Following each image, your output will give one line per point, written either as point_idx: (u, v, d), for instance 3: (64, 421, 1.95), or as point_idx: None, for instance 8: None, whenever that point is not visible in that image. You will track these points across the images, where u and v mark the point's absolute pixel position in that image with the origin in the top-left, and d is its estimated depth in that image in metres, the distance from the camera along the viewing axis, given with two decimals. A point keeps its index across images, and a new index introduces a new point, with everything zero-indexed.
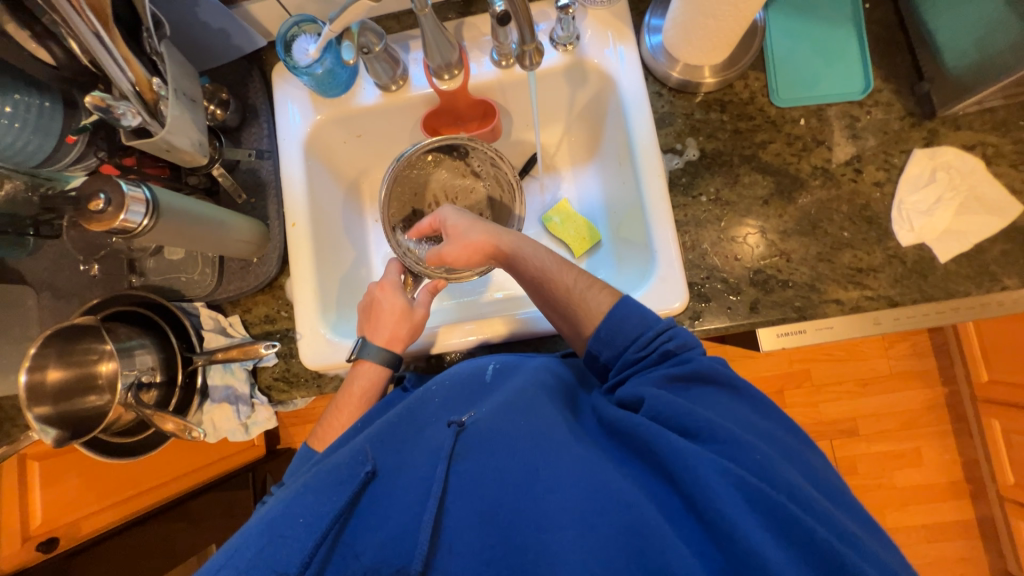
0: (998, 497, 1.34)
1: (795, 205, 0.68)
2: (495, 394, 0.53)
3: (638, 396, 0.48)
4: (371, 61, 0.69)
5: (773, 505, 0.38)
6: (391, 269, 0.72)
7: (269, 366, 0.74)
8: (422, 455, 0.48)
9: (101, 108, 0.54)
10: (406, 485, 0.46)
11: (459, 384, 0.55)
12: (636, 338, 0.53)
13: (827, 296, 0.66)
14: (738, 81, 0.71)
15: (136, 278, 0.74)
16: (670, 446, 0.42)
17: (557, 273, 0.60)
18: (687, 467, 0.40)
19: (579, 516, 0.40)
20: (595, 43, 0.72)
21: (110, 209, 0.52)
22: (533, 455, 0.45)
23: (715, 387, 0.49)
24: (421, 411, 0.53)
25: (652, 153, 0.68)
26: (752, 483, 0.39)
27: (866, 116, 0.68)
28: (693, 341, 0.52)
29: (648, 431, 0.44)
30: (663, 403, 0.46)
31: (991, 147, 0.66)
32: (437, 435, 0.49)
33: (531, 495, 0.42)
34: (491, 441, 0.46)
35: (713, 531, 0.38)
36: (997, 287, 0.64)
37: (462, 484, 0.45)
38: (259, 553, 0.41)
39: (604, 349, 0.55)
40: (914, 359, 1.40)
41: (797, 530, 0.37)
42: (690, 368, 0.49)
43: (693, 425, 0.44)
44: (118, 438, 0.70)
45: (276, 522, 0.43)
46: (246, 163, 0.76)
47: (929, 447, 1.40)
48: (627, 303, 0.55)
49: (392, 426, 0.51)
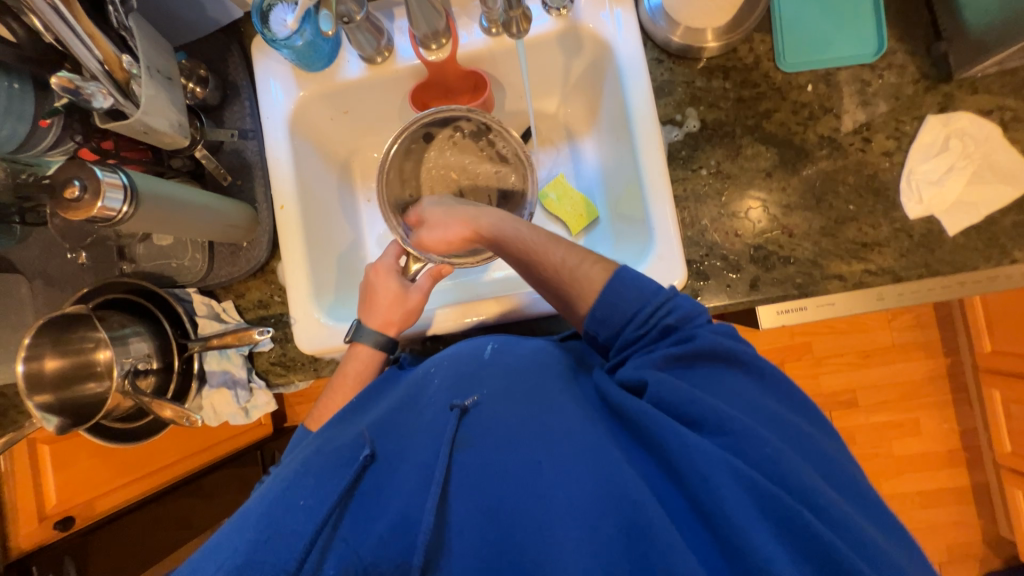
0: (994, 465, 1.36)
1: (799, 176, 0.65)
2: (494, 376, 0.52)
3: (641, 378, 0.47)
4: (353, 31, 0.65)
5: (782, 506, 0.38)
6: (389, 252, 0.70)
7: (265, 351, 0.74)
8: (424, 441, 0.48)
9: (70, 90, 0.52)
10: (408, 473, 0.46)
11: (457, 363, 0.55)
12: (634, 316, 0.51)
13: (830, 272, 0.64)
14: (742, 44, 0.67)
15: (126, 265, 0.73)
16: (675, 439, 0.42)
17: (547, 247, 0.57)
18: (695, 471, 0.40)
19: (584, 512, 0.40)
20: (590, 6, 0.67)
21: (87, 196, 0.50)
22: (536, 446, 0.44)
23: (721, 365, 0.48)
24: (422, 397, 0.53)
25: (651, 124, 0.65)
26: (752, 479, 0.39)
27: (878, 80, 0.65)
28: (694, 311, 0.51)
29: (654, 420, 0.44)
30: (668, 388, 0.45)
31: (1009, 112, 0.62)
32: (437, 418, 0.49)
33: (533, 488, 0.42)
34: (494, 430, 0.46)
35: (716, 531, 0.38)
36: (1006, 260, 0.61)
37: (463, 474, 0.44)
38: (257, 537, 0.41)
39: (601, 329, 0.53)
40: (918, 331, 1.39)
41: (796, 522, 0.37)
42: (692, 347, 0.48)
43: (698, 415, 0.43)
44: (120, 423, 0.71)
45: (273, 509, 0.44)
46: (229, 144, 0.74)
47: (928, 417, 1.41)
48: (623, 278, 0.53)
49: (394, 414, 0.52)
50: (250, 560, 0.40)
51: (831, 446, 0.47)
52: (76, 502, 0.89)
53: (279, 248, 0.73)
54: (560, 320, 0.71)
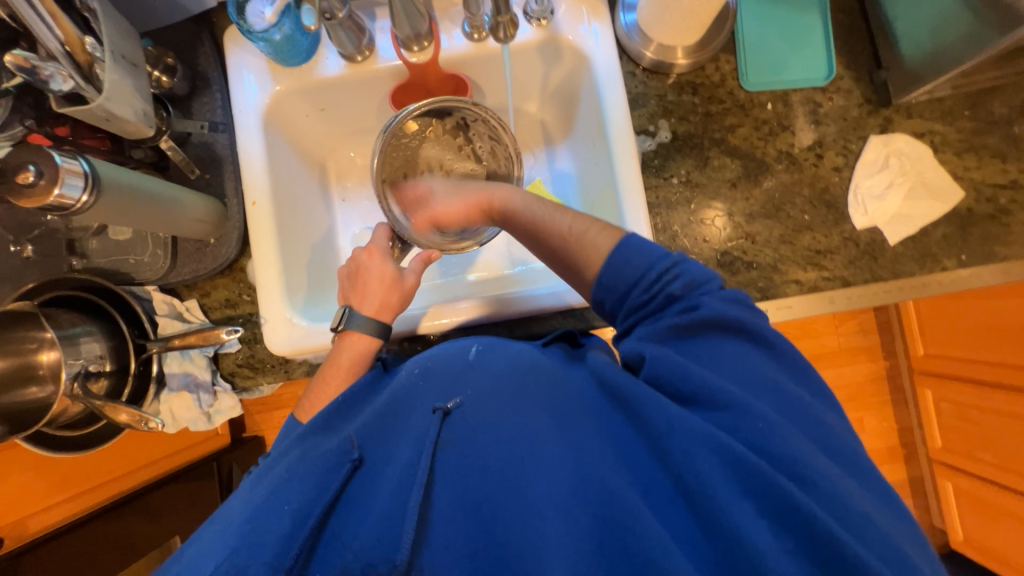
0: (928, 459, 1.48)
1: (760, 188, 0.70)
2: (480, 380, 0.50)
3: (641, 353, 0.49)
4: (334, 27, 0.64)
5: (765, 482, 0.39)
6: (380, 234, 0.71)
7: (231, 353, 0.71)
8: (409, 442, 0.47)
9: (25, 69, 0.49)
10: (392, 473, 0.46)
11: (445, 362, 0.53)
12: (642, 278, 0.51)
13: (788, 276, 0.69)
14: (709, 63, 0.71)
15: (76, 261, 0.68)
16: (661, 417, 0.43)
17: (554, 218, 0.58)
18: (680, 449, 0.42)
19: (565, 501, 0.42)
20: (569, 19, 0.70)
21: (43, 182, 0.47)
22: (518, 440, 0.45)
23: (728, 334, 0.48)
24: (408, 398, 0.51)
25: (626, 133, 0.68)
26: (732, 450, 0.40)
27: (828, 102, 0.71)
28: (702, 277, 0.50)
29: (645, 402, 0.45)
30: (665, 362, 0.47)
31: (938, 136, 0.70)
32: (421, 421, 0.48)
33: (516, 482, 0.43)
34: (478, 430, 0.46)
35: (694, 507, 0.40)
36: (938, 267, 0.68)
37: (448, 474, 0.45)
38: (242, 543, 0.41)
39: (607, 295, 0.53)
40: (860, 336, 1.51)
41: (773, 492, 0.39)
42: (696, 317, 0.48)
43: (691, 391, 0.45)
44: (65, 431, 0.66)
45: (260, 512, 0.43)
46: (198, 136, 0.71)
47: (871, 416, 1.52)
48: (628, 244, 0.52)
49: (382, 414, 0.50)
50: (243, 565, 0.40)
51: (837, 423, 0.46)
52: (7, 521, 0.80)
53: (250, 245, 0.71)
54: (540, 320, 0.72)
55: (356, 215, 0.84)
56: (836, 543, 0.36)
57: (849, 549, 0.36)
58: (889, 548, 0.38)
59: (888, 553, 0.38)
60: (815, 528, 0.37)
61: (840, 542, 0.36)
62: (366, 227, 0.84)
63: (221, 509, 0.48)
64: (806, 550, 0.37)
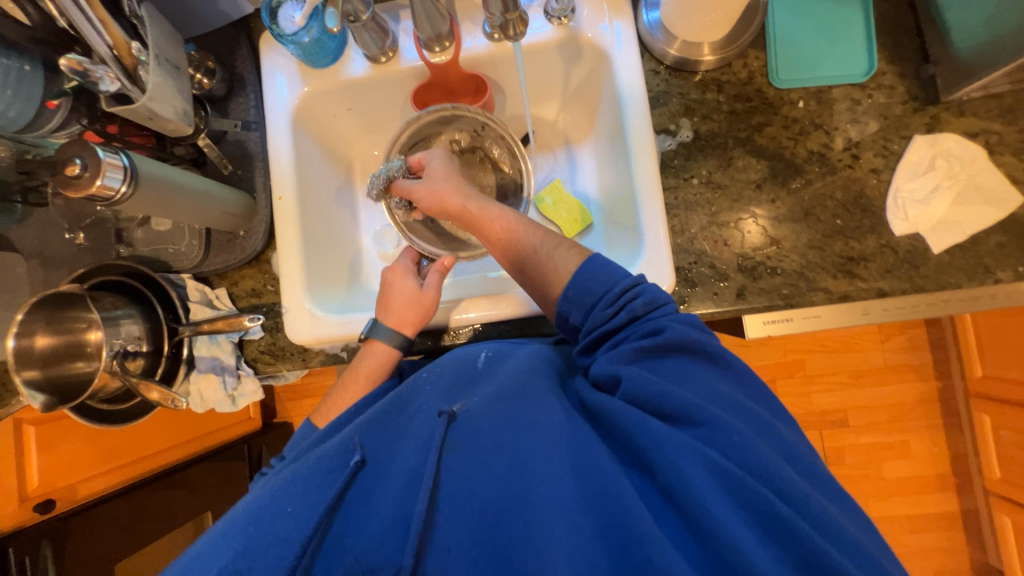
0: (984, 491, 1.35)
1: (789, 190, 0.66)
2: (489, 384, 0.51)
3: (615, 374, 0.47)
4: (359, 29, 0.66)
5: (748, 492, 0.39)
6: (406, 256, 0.74)
7: (255, 340, 0.75)
8: (413, 445, 0.48)
9: (79, 72, 0.53)
10: (397, 475, 0.47)
11: (452, 370, 0.54)
12: (602, 296, 0.52)
13: (816, 284, 0.65)
14: (737, 59, 0.69)
15: (123, 248, 0.74)
16: (646, 433, 0.42)
17: (551, 257, 0.59)
18: (666, 459, 0.40)
19: (569, 507, 0.41)
20: (590, 17, 0.69)
21: (87, 174, 0.51)
22: (523, 446, 0.45)
23: (687, 356, 0.48)
24: (414, 398, 0.53)
25: (645, 132, 0.66)
26: (722, 465, 0.39)
27: (868, 99, 0.66)
28: (665, 295, 0.51)
29: (624, 417, 0.44)
30: (640, 383, 0.45)
31: (994, 135, 0.64)
32: (427, 424, 0.49)
33: (519, 487, 0.43)
34: (483, 433, 0.46)
35: (686, 518, 0.39)
36: (990, 279, 0.62)
37: (453, 477, 0.45)
38: (245, 544, 0.43)
39: (572, 309, 0.54)
40: (910, 352, 1.39)
41: (770, 513, 0.38)
42: (661, 339, 0.47)
43: (671, 409, 0.43)
44: (105, 404, 0.71)
45: (264, 512, 0.45)
46: (232, 134, 0.75)
47: (919, 440, 1.41)
48: (595, 261, 0.54)
49: (382, 416, 0.51)
50: (241, 567, 0.42)
51: (786, 429, 0.47)
52: (59, 485, 0.88)
53: (275, 238, 0.74)
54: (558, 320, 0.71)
55: (378, 211, 0.87)
56: (794, 534, 0.37)
57: (827, 557, 0.36)
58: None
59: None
60: (798, 536, 0.37)
61: (822, 551, 0.36)
62: (388, 224, 0.86)
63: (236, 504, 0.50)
64: (789, 560, 0.37)
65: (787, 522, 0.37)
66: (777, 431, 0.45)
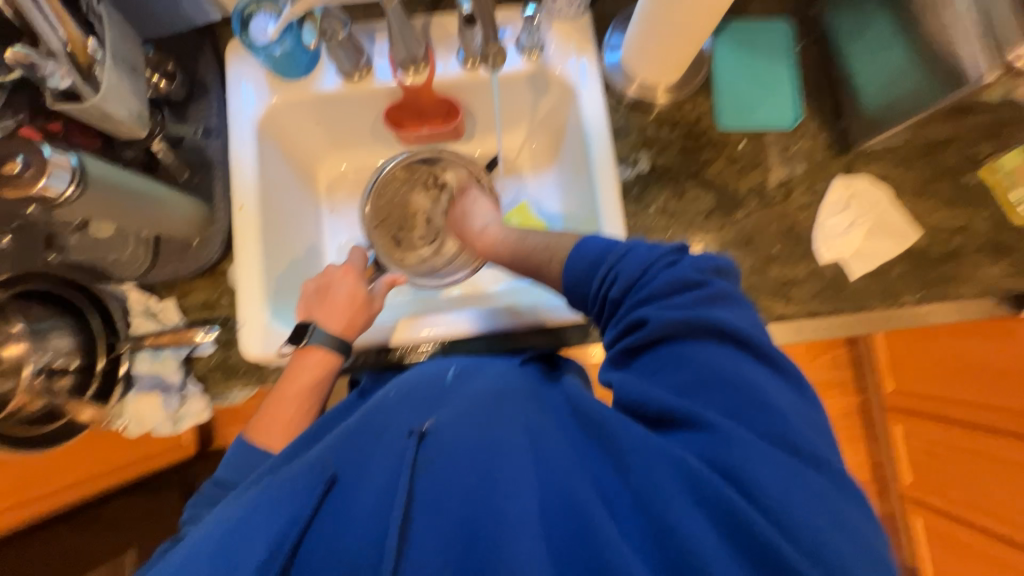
0: (898, 495, 1.50)
1: (733, 221, 0.74)
2: (458, 400, 0.52)
3: (607, 380, 0.50)
4: (335, 47, 0.68)
5: (715, 495, 0.39)
6: (355, 254, 0.74)
7: (205, 356, 0.71)
8: (384, 465, 0.47)
9: (25, 65, 0.50)
10: (367, 496, 0.46)
11: (420, 386, 0.55)
12: (588, 295, 0.54)
13: (758, 304, 0.72)
14: (687, 102, 0.76)
15: (53, 255, 0.68)
16: (625, 438, 0.44)
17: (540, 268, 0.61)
18: (636, 463, 0.42)
19: (540, 521, 0.42)
20: (558, 53, 0.74)
21: (28, 173, 0.47)
22: (495, 462, 0.45)
23: (683, 343, 0.46)
24: (381, 416, 0.52)
25: (607, 162, 0.71)
26: (692, 468, 0.40)
27: (796, 144, 0.76)
28: (640, 271, 0.50)
29: (614, 422, 0.45)
30: (626, 388, 0.47)
31: (896, 180, 0.75)
32: (396, 443, 0.49)
33: (492, 504, 0.43)
34: (455, 450, 0.47)
35: (651, 519, 0.40)
36: (896, 303, 0.72)
37: (425, 496, 0.45)
38: (209, 574, 0.42)
39: (579, 311, 0.56)
40: (833, 369, 1.54)
41: (732, 514, 0.38)
42: (646, 335, 0.48)
43: (653, 412, 0.45)
44: (20, 429, 0.62)
45: (228, 540, 0.44)
46: (191, 141, 0.73)
47: (844, 450, 1.55)
48: (580, 252, 0.54)
49: (352, 436, 0.51)
50: None
51: None
52: None
53: (233, 248, 0.71)
54: (523, 337, 0.73)
55: (343, 225, 0.86)
56: (756, 539, 0.37)
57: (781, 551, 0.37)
58: (820, 545, 0.37)
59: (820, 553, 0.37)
60: (757, 539, 0.37)
61: (778, 550, 0.37)
62: (353, 238, 0.85)
63: (194, 531, 0.49)
64: (741, 551, 0.38)
65: (746, 521, 0.38)
66: (774, 407, 0.42)
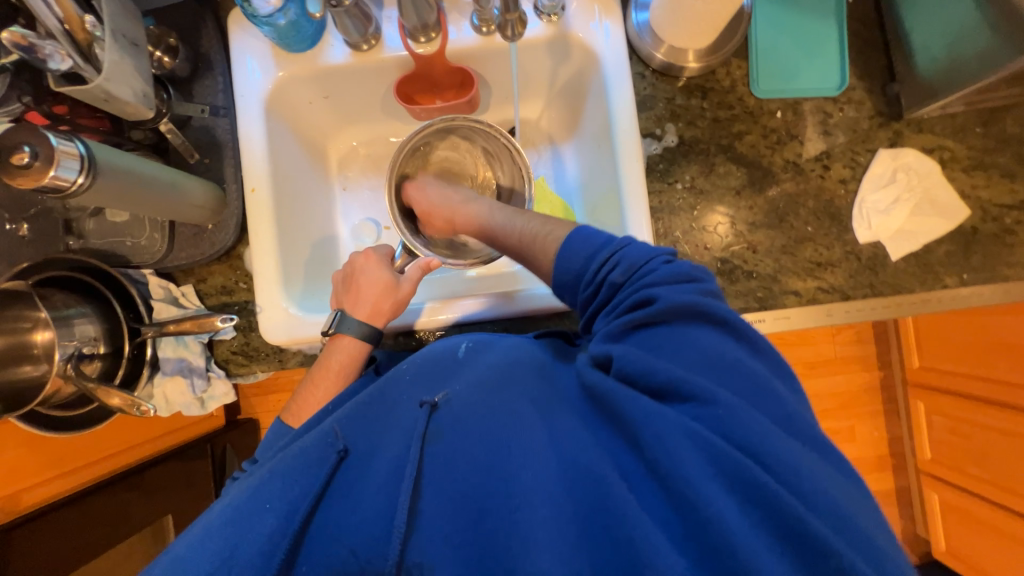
0: (916, 470, 1.48)
1: (764, 197, 0.69)
2: (470, 373, 0.52)
3: (607, 353, 0.46)
4: (340, 15, 0.63)
5: (736, 467, 0.37)
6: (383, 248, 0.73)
7: (226, 340, 0.71)
8: (398, 436, 0.49)
9: (23, 47, 0.48)
10: (380, 465, 0.47)
11: (430, 362, 0.54)
12: (580, 275, 0.51)
13: (788, 287, 0.68)
14: (721, 67, 0.70)
15: (73, 240, 0.68)
16: (637, 411, 0.42)
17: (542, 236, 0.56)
18: (652, 435, 0.40)
19: (552, 491, 0.42)
20: (580, 16, 0.69)
21: (38, 163, 0.46)
22: (506, 436, 0.45)
23: (683, 325, 0.45)
24: (392, 390, 0.53)
25: (632, 136, 0.67)
26: (708, 440, 0.39)
27: (838, 113, 0.70)
28: (642, 260, 0.49)
29: (618, 395, 0.44)
30: (630, 362, 0.44)
31: (948, 152, 0.69)
32: (407, 415, 0.50)
33: (500, 475, 0.43)
34: (465, 421, 0.47)
35: (670, 494, 0.39)
36: (939, 284, 0.68)
37: (434, 465, 0.45)
38: (225, 543, 0.42)
39: (563, 291, 0.53)
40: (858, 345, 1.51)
41: (758, 489, 0.37)
42: (651, 311, 0.46)
43: (660, 386, 0.43)
44: (57, 411, 0.65)
45: (238, 517, 0.43)
46: (198, 120, 0.70)
47: (863, 425, 1.51)
48: (573, 237, 0.52)
49: (363, 408, 0.51)
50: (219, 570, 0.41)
51: None
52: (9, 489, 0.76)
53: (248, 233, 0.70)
54: (538, 321, 0.72)
55: (356, 205, 0.84)
56: (800, 525, 0.35)
57: (810, 530, 0.35)
58: (864, 544, 0.37)
59: (864, 550, 0.36)
60: (782, 509, 0.36)
61: (818, 536, 0.35)
62: (366, 218, 0.84)
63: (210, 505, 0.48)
64: (784, 536, 0.36)
65: (774, 494, 0.36)
66: (778, 394, 0.42)
